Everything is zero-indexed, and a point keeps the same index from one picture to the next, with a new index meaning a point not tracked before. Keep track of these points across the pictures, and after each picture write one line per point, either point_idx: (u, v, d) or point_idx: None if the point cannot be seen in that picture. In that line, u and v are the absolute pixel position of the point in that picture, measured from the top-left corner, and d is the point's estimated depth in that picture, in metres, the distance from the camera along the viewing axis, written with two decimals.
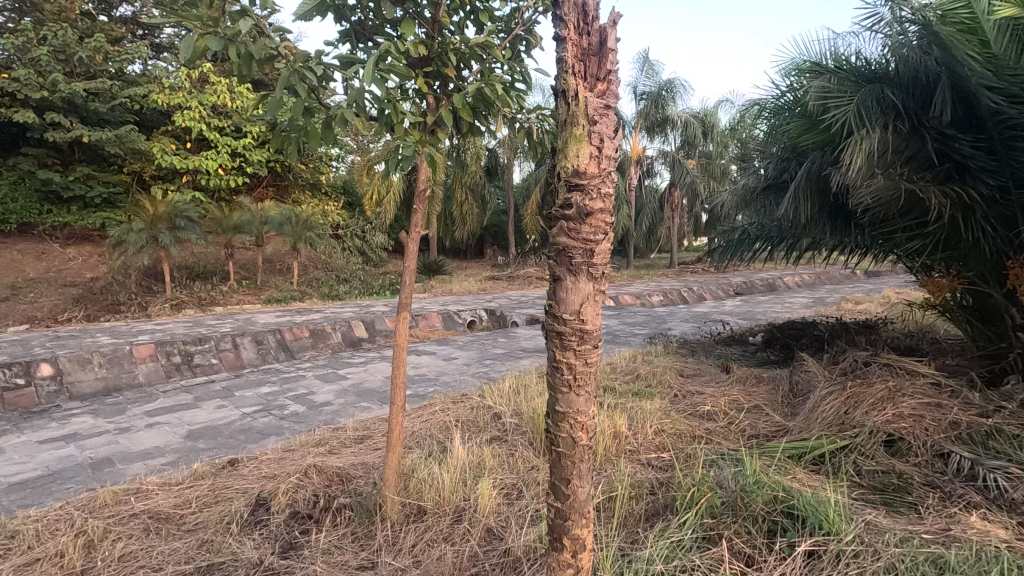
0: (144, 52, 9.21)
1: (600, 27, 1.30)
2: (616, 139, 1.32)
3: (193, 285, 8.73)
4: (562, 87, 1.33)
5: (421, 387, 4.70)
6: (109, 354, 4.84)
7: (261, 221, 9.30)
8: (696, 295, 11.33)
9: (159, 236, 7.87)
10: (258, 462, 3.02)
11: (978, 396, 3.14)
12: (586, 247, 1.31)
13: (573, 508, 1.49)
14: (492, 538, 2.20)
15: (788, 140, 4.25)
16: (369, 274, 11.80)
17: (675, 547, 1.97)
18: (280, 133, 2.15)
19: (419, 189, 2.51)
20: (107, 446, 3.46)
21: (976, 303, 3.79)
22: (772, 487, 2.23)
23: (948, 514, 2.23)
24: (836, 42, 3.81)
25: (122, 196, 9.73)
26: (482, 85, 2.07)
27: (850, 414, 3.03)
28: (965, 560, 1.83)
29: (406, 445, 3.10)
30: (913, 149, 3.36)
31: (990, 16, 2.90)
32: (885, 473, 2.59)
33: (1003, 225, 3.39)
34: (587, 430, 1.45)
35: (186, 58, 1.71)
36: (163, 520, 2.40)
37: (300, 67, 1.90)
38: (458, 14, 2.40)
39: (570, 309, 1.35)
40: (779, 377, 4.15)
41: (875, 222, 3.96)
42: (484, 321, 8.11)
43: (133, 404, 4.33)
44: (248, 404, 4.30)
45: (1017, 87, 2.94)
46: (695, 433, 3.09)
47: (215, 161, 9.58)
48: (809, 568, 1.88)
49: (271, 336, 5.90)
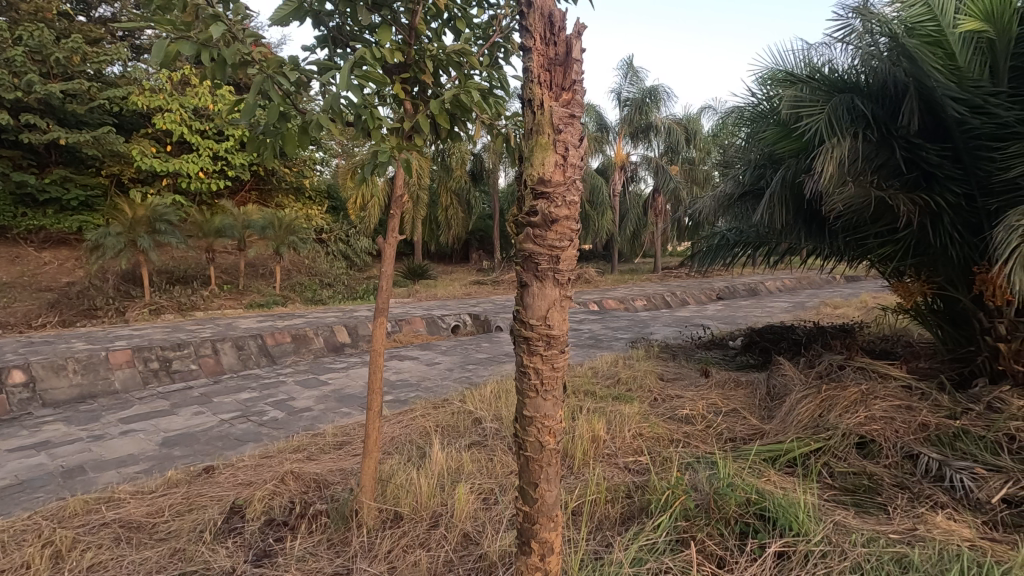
0: (123, 54, 9.09)
1: (566, 38, 1.32)
2: (581, 147, 1.33)
3: (173, 289, 8.60)
4: (528, 96, 1.34)
5: (402, 392, 4.68)
6: (85, 359, 4.75)
7: (242, 225, 9.23)
8: (679, 299, 11.44)
9: (138, 240, 7.75)
10: (235, 469, 2.99)
11: (947, 398, 3.21)
12: (552, 253, 1.33)
13: (542, 511, 1.50)
14: (468, 543, 2.20)
15: (765, 147, 4.32)
16: (353, 278, 11.72)
17: (649, 550, 1.98)
18: (255, 139, 2.13)
19: (396, 195, 2.50)
20: (79, 454, 3.39)
21: (946, 307, 3.85)
22: (745, 490, 2.26)
23: (915, 515, 2.28)
24: (809, 51, 3.91)
25: (99, 199, 9.57)
26: (459, 92, 2.09)
27: (824, 417, 3.09)
28: (927, 559, 1.87)
29: (385, 451, 3.08)
30: (883, 158, 3.43)
31: (955, 30, 3.02)
32: (857, 474, 2.64)
33: (970, 231, 3.47)
34: (555, 434, 1.46)
35: (157, 62, 1.68)
36: (135, 529, 2.37)
37: (275, 73, 1.90)
38: (436, 21, 2.42)
39: (536, 314, 1.37)
40: (756, 381, 4.20)
41: (848, 228, 4.04)
42: (469, 326, 7.90)
43: (107, 411, 4.25)
44: (226, 411, 4.25)
45: (980, 99, 3.05)
46: (673, 437, 3.12)
47: (196, 164, 9.47)
48: (779, 569, 1.91)
49: (252, 341, 5.85)
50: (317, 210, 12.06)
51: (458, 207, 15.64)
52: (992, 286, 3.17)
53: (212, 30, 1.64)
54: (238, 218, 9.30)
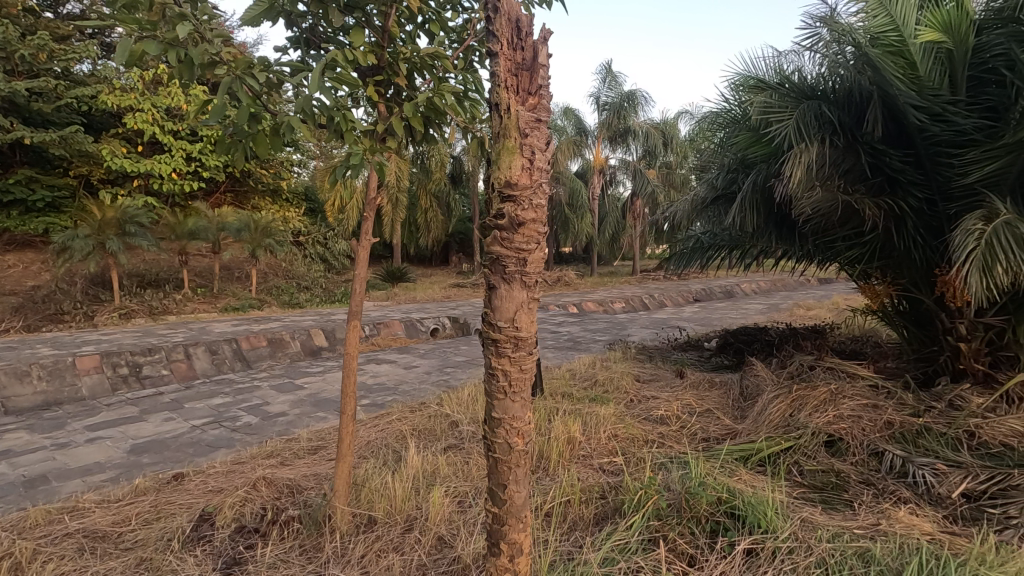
0: (92, 52, 8.86)
1: (533, 43, 1.34)
2: (547, 151, 1.35)
3: (144, 292, 8.39)
4: (495, 101, 1.35)
5: (379, 396, 4.64)
6: (50, 365, 4.61)
7: (217, 228, 9.07)
8: (657, 300, 11.58)
9: (107, 242, 7.54)
10: (205, 476, 2.94)
11: (911, 396, 3.31)
12: (519, 256, 1.34)
13: (510, 513, 1.51)
14: (443, 546, 2.20)
15: (738, 151, 4.39)
16: (331, 281, 11.57)
17: (622, 549, 2.01)
18: (224, 140, 2.10)
19: (370, 198, 2.47)
20: (43, 463, 3.29)
21: (911, 309, 3.95)
22: (716, 489, 2.29)
23: (879, 510, 2.36)
24: (779, 59, 4.00)
25: (67, 200, 9.30)
26: (433, 95, 2.09)
27: (794, 417, 3.15)
28: (889, 553, 1.93)
29: (360, 455, 3.06)
30: (849, 163, 3.52)
31: (916, 40, 3.13)
32: (825, 472, 2.71)
33: (932, 234, 3.59)
34: (524, 436, 1.47)
35: (122, 61, 1.65)
36: (100, 539, 2.31)
37: (243, 73, 1.87)
38: (410, 24, 2.41)
39: (504, 317, 1.38)
40: (730, 381, 4.27)
41: (818, 231, 4.13)
42: (448, 329, 7.84)
43: (74, 418, 4.13)
44: (198, 416, 4.17)
45: (939, 107, 3.17)
46: (647, 437, 3.16)
47: (168, 165, 9.29)
48: (747, 566, 1.94)
49: (226, 346, 5.73)
50: (294, 212, 11.90)
51: (437, 210, 15.60)
52: (952, 286, 3.26)
53: (178, 30, 1.61)
54: (212, 220, 9.12)
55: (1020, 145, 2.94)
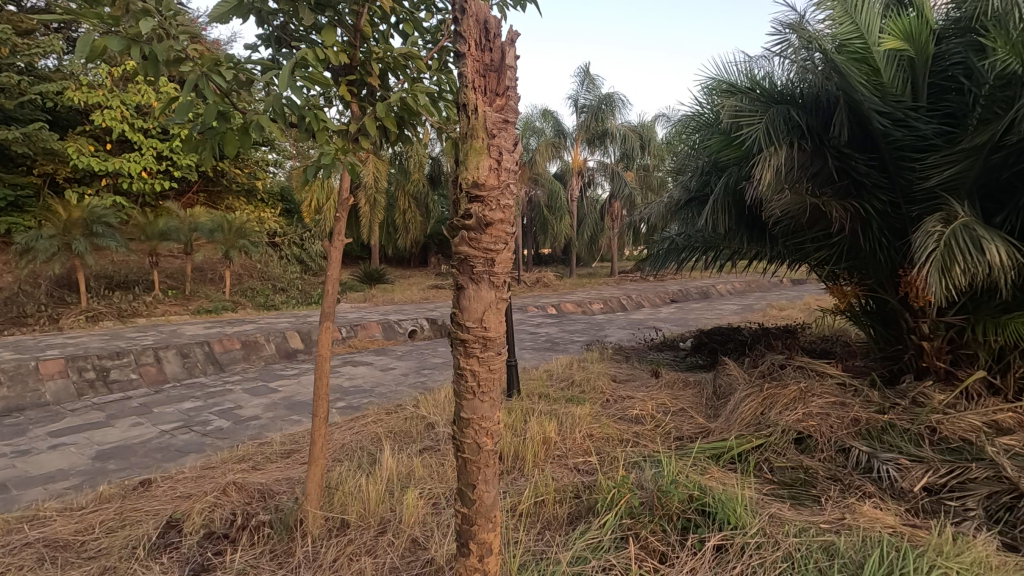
0: (58, 47, 8.60)
1: (500, 44, 1.35)
2: (515, 152, 1.36)
3: (113, 295, 8.17)
4: (462, 101, 1.35)
5: (355, 398, 4.59)
6: (11, 370, 4.47)
7: (189, 228, 8.87)
8: (634, 301, 11.70)
9: (73, 243, 7.31)
10: (174, 482, 2.87)
11: (877, 394, 3.38)
12: (486, 256, 1.35)
13: (480, 513, 1.51)
14: (416, 549, 2.18)
15: (710, 154, 4.47)
16: (308, 283, 11.42)
17: (594, 548, 2.02)
18: (191, 138, 2.06)
19: (343, 198, 2.44)
20: (2, 470, 3.19)
21: (877, 308, 4.06)
22: (688, 486, 2.32)
23: (845, 505, 2.42)
24: (750, 63, 4.07)
25: (31, 199, 9.01)
26: (405, 95, 2.07)
27: (765, 415, 3.21)
28: (852, 546, 1.98)
29: (335, 457, 3.04)
30: (817, 167, 3.61)
31: (880, 48, 3.22)
32: (794, 469, 2.76)
33: (895, 235, 3.70)
34: (493, 436, 1.47)
35: (82, 56, 1.61)
36: (61, 548, 2.24)
37: (210, 70, 1.84)
38: (383, 24, 2.40)
39: (473, 317, 1.39)
40: (703, 381, 4.33)
41: (787, 233, 4.22)
42: (426, 330, 7.82)
43: (35, 424, 4.00)
44: (167, 421, 4.07)
45: (901, 113, 3.28)
46: (622, 436, 3.19)
47: (138, 164, 9.07)
48: (717, 562, 1.97)
49: (197, 348, 5.62)
50: (270, 213, 11.73)
51: (416, 211, 15.54)
52: (914, 286, 3.35)
53: (141, 25, 1.58)
54: (184, 220, 8.92)
55: (978, 150, 3.06)
